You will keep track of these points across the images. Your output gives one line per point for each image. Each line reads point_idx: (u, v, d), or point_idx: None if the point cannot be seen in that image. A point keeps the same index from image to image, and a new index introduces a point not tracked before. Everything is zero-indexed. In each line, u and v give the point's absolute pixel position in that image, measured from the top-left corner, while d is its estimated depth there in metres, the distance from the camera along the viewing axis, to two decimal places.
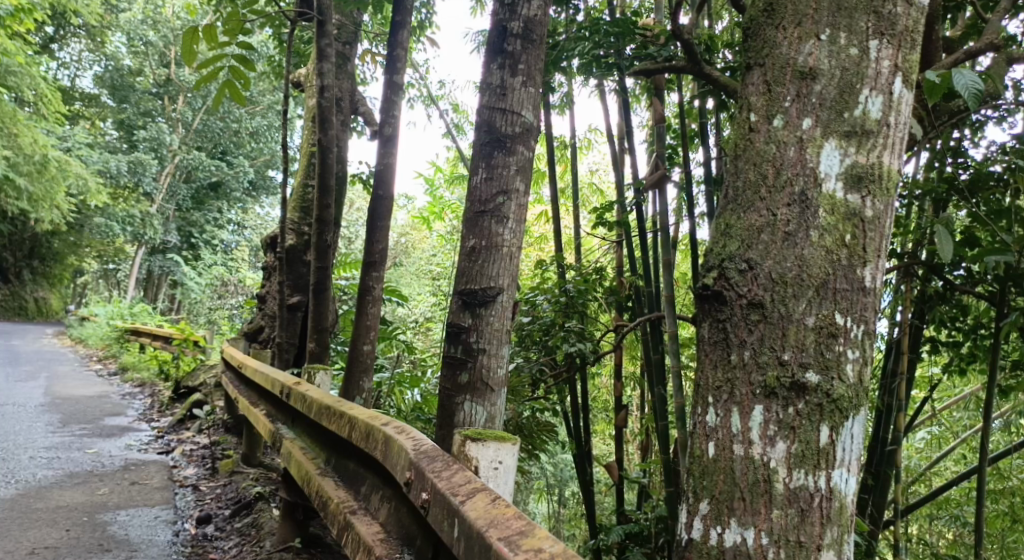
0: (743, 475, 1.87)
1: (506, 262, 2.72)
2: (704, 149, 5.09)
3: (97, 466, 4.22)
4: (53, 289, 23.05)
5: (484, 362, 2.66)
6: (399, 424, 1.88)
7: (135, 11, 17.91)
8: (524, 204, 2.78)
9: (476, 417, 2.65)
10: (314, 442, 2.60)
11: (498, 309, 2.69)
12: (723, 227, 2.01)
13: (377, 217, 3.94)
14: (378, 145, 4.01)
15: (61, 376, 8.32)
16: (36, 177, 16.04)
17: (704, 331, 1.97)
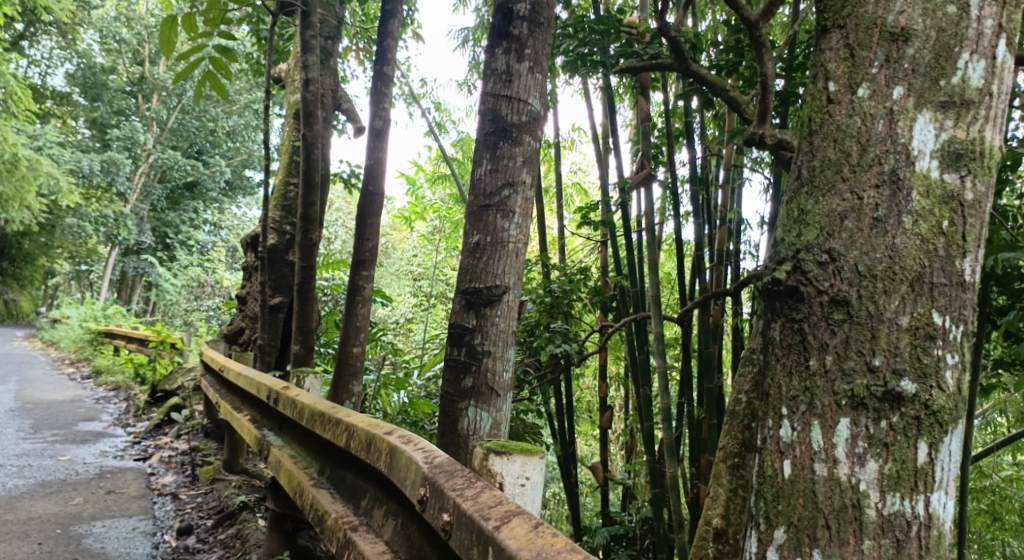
0: (827, 499, 1.53)
1: (511, 260, 2.66)
2: (691, 148, 5.06)
3: (71, 474, 4.09)
4: (23, 291, 22.66)
5: (489, 364, 2.59)
6: (404, 433, 1.80)
7: (109, 7, 17.59)
8: (529, 198, 2.73)
9: (481, 423, 2.57)
10: (305, 450, 2.52)
11: (504, 310, 2.62)
12: (796, 213, 1.68)
13: (367, 212, 3.87)
14: (369, 139, 3.94)
15: (32, 379, 8.15)
16: (6, 177, 15.68)
17: (776, 332, 1.65)
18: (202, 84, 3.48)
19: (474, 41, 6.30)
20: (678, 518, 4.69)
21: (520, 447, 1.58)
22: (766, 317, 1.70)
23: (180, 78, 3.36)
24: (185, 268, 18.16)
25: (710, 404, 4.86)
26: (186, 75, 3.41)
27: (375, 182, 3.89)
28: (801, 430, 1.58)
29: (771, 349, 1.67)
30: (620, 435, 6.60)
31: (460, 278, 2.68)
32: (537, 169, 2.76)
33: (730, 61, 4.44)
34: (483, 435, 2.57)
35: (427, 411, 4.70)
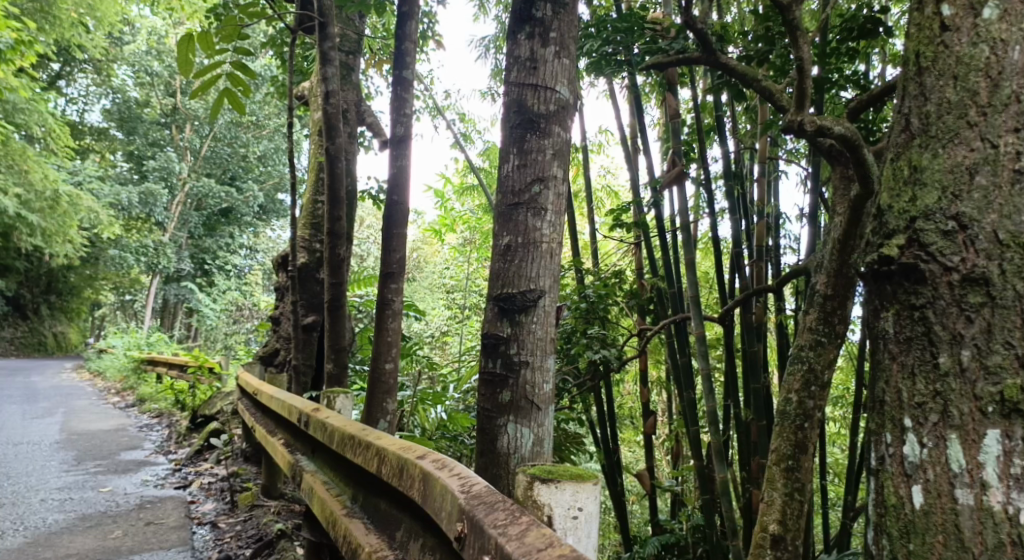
0: (975, 534, 1.79)
1: (545, 261, 2.57)
2: (721, 142, 4.92)
3: (111, 506, 4.09)
4: (71, 323, 23.21)
5: (526, 375, 2.50)
6: (438, 457, 1.73)
7: (139, 42, 18.02)
8: (561, 192, 2.64)
9: (523, 440, 2.48)
10: (337, 476, 2.46)
11: (540, 317, 2.54)
12: (911, 165, 2.00)
13: (393, 222, 3.82)
14: (392, 147, 3.90)
15: (80, 410, 8.29)
16: (48, 213, 16.40)
17: (898, 311, 1.96)
18: (221, 101, 3.46)
19: (495, 48, 6.25)
20: (731, 524, 4.56)
21: (570, 473, 1.67)
22: (881, 298, 2.01)
23: (199, 94, 3.35)
24: (223, 292, 18.42)
25: (757, 405, 4.72)
26: (204, 92, 3.39)
27: (399, 190, 3.85)
28: (931, 447, 1.88)
29: (887, 339, 2.00)
30: (665, 440, 6.46)
31: (493, 284, 2.60)
32: (568, 163, 2.67)
33: (760, 52, 4.32)
34: (525, 452, 2.48)
35: (465, 425, 4.63)
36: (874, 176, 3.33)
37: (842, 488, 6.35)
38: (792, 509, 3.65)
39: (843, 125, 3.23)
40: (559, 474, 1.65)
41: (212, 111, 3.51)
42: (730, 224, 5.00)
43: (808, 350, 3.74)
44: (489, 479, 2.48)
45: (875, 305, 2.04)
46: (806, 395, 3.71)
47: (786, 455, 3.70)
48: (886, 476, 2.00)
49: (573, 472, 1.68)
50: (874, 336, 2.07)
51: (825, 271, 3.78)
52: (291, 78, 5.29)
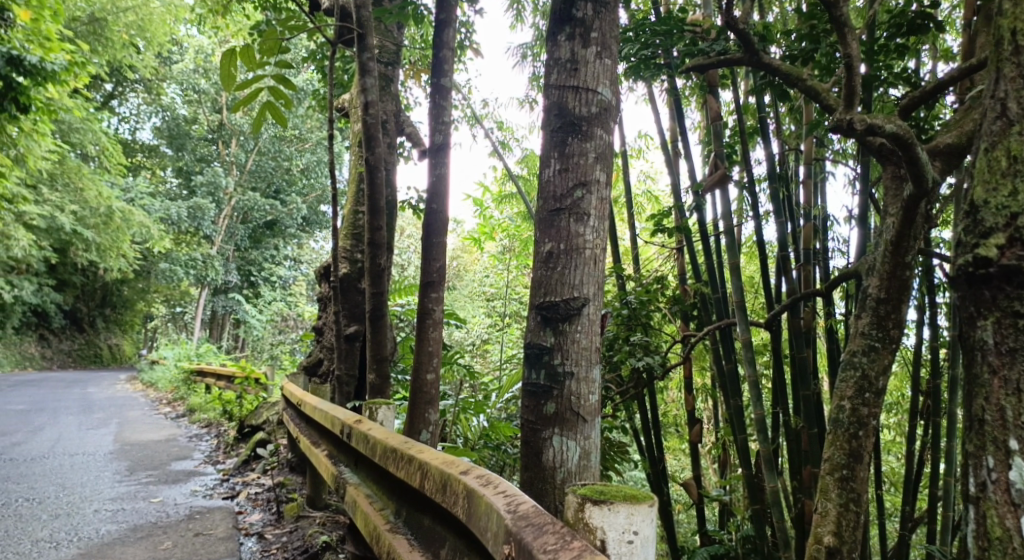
0: None
1: (588, 268, 2.53)
2: (765, 144, 4.82)
3: (162, 517, 4.16)
4: (125, 336, 23.88)
5: (571, 386, 2.47)
6: (482, 473, 1.72)
7: (187, 61, 18.51)
8: (604, 196, 2.60)
9: (569, 454, 2.44)
10: (380, 489, 2.46)
11: (585, 325, 2.50)
12: (1009, 157, 2.44)
13: (433, 230, 3.82)
14: (431, 155, 3.90)
15: (133, 420, 8.49)
16: (103, 228, 16.98)
17: (1000, 311, 2.42)
18: (263, 114, 3.50)
19: (533, 56, 6.24)
20: (783, 535, 4.43)
21: (624, 494, 1.67)
22: (980, 304, 2.47)
23: (241, 108, 3.40)
24: (269, 303, 18.74)
25: (807, 413, 4.59)
26: (247, 105, 3.44)
27: (438, 199, 3.85)
28: None
29: (986, 348, 2.45)
30: (711, 448, 6.34)
31: (535, 292, 2.57)
32: (611, 166, 2.63)
33: (806, 51, 4.22)
34: (572, 465, 2.44)
35: (508, 434, 4.60)
36: (926, 174, 3.23)
37: (898, 497, 6.14)
38: (846, 520, 3.53)
39: (895, 124, 3.13)
40: (615, 493, 1.67)
41: (254, 124, 3.55)
42: (775, 227, 4.89)
43: (861, 356, 3.63)
44: (535, 492, 2.45)
45: (972, 313, 2.50)
46: (860, 402, 3.61)
47: (840, 465, 3.60)
48: (991, 507, 2.43)
49: (627, 492, 1.68)
50: (969, 346, 2.52)
51: (876, 274, 3.66)
52: (331, 91, 5.36)
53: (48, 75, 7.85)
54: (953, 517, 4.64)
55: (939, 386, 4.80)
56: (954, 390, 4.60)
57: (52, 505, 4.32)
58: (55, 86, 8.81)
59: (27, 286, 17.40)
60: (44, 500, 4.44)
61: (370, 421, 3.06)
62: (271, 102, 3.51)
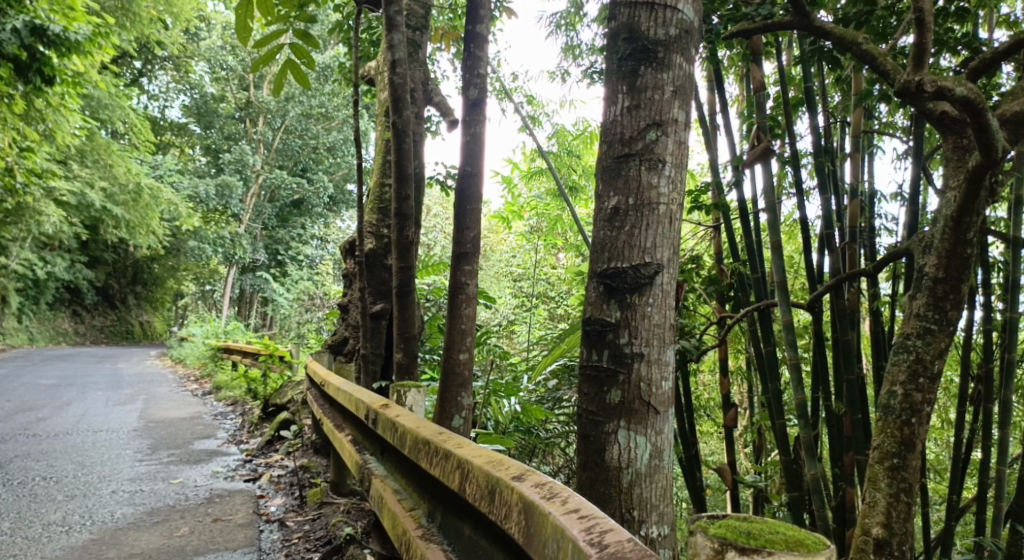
0: None
1: (661, 230, 2.34)
2: (809, 114, 4.54)
3: (180, 500, 4.09)
4: (156, 313, 24.14)
5: (640, 371, 2.29)
6: (543, 484, 1.56)
7: (214, 37, 18.46)
8: (681, 139, 2.41)
9: (638, 450, 2.28)
10: (409, 484, 2.32)
11: (656, 296, 2.32)
12: None
13: (467, 195, 3.66)
14: (465, 112, 3.72)
15: (160, 397, 8.50)
16: (132, 206, 17.11)
17: None
18: (283, 73, 3.33)
19: (566, 26, 6.02)
20: (823, 523, 4.26)
21: (789, 540, 1.71)
22: None
23: (260, 66, 3.24)
24: (296, 282, 18.81)
25: (851, 398, 4.37)
26: (265, 64, 3.26)
27: (473, 161, 3.68)
28: None
29: None
30: (746, 433, 6.14)
31: (598, 255, 2.39)
32: (689, 101, 2.43)
33: (859, 13, 3.98)
34: (641, 465, 2.27)
35: (540, 418, 4.44)
36: (998, 142, 3.00)
37: (941, 485, 5.92)
38: (897, 511, 3.33)
39: (965, 86, 2.89)
40: (765, 535, 1.71)
41: (275, 83, 3.39)
42: (820, 203, 4.63)
43: (914, 338, 3.42)
44: (597, 492, 2.28)
45: None
46: (913, 388, 3.39)
47: (890, 453, 3.40)
48: None
49: (790, 536, 1.72)
50: None
51: (935, 251, 3.42)
52: (357, 60, 5.19)
53: (73, 47, 7.87)
54: (1004, 508, 4.41)
55: (991, 371, 4.55)
56: (1009, 375, 4.34)
57: (69, 485, 4.27)
58: (81, 60, 8.78)
59: (59, 263, 17.63)
60: (62, 479, 4.39)
61: (399, 405, 2.92)
62: (291, 60, 3.34)
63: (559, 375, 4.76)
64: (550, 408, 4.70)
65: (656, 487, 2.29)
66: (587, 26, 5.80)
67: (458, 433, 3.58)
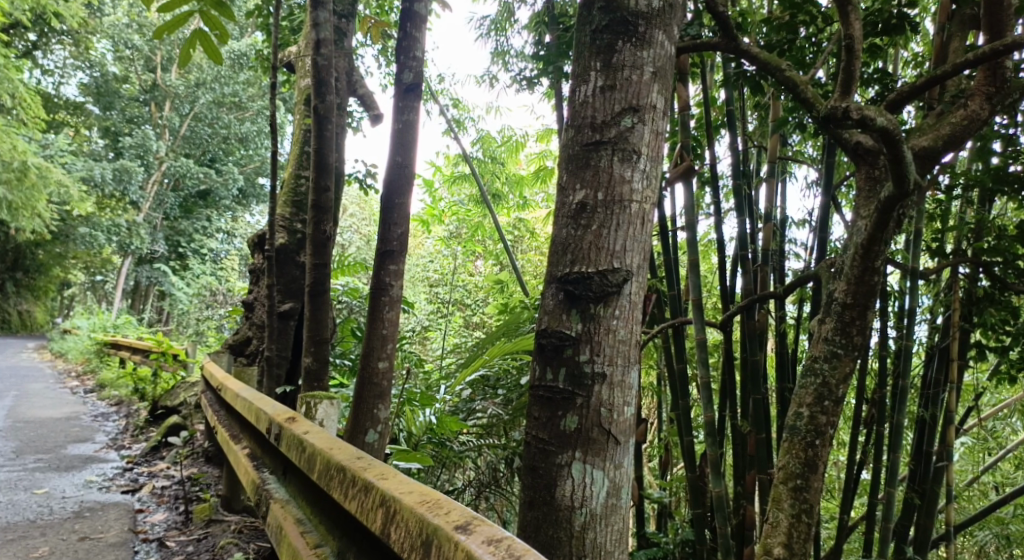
0: None
1: (631, 234, 2.20)
2: (731, 135, 4.58)
3: (43, 514, 3.71)
4: (38, 302, 22.46)
5: (602, 395, 2.14)
6: (490, 540, 1.44)
7: (120, 14, 17.42)
8: (659, 128, 2.28)
9: (592, 481, 2.12)
10: (314, 513, 2.14)
11: (622, 308, 2.19)
12: None
13: (397, 185, 3.50)
14: (398, 96, 3.56)
15: (34, 395, 7.83)
16: (15, 186, 15.43)
17: None
18: (191, 44, 3.02)
19: (496, 30, 5.94)
20: (725, 542, 4.28)
21: None
22: None
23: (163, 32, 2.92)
24: (196, 277, 17.91)
25: (757, 417, 4.43)
26: (169, 31, 2.95)
27: (405, 151, 3.53)
28: None
29: None
30: (653, 448, 6.18)
31: (559, 258, 2.23)
32: (668, 85, 2.31)
33: (782, 40, 4.11)
34: (596, 506, 2.12)
35: (454, 431, 4.26)
36: (911, 174, 3.08)
37: (834, 504, 6.12)
38: (798, 532, 3.37)
39: (885, 117, 2.95)
40: None
41: (183, 56, 3.09)
42: (736, 225, 4.69)
43: (822, 362, 3.48)
44: (545, 535, 2.11)
45: None
46: (818, 410, 3.45)
47: (794, 474, 3.45)
48: None
49: None
50: None
51: (846, 278, 3.48)
52: (276, 46, 4.93)
53: None
54: (891, 528, 4.57)
55: (886, 396, 4.72)
56: (903, 400, 4.49)
57: None
58: None
59: None
60: None
61: (309, 418, 2.72)
62: (202, 30, 3.04)
63: (475, 386, 4.74)
64: (464, 418, 4.65)
65: (612, 530, 2.14)
66: (518, 32, 5.74)
67: (371, 449, 3.37)
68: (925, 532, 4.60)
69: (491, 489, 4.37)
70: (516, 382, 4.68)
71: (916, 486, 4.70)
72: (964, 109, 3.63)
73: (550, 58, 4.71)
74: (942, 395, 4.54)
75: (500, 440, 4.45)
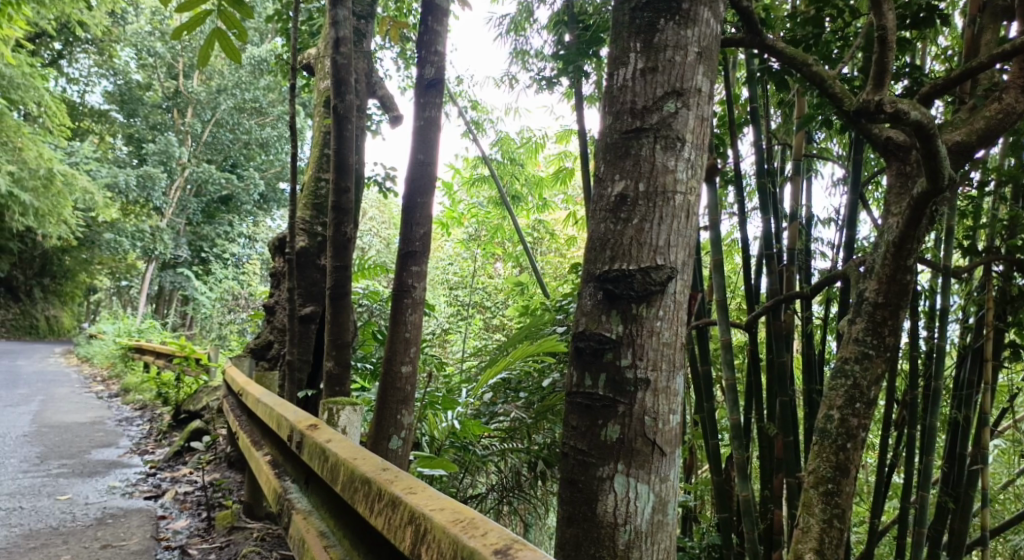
0: None
1: (674, 228, 2.15)
2: (756, 131, 4.49)
3: (66, 521, 3.71)
4: (64, 307, 22.78)
5: (645, 402, 2.08)
6: None
7: (142, 22, 17.61)
8: (703, 114, 2.23)
9: (634, 492, 2.06)
10: (338, 524, 2.11)
11: (666, 310, 2.13)
12: None
13: (421, 182, 3.46)
14: (420, 93, 3.53)
15: (60, 399, 7.91)
16: (41, 192, 15.73)
17: None
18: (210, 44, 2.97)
19: (515, 30, 5.89)
20: (752, 547, 4.20)
21: None
22: None
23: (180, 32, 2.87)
24: (219, 281, 18.06)
25: (783, 419, 4.33)
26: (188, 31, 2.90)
27: (427, 148, 3.50)
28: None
29: None
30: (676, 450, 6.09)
31: (597, 255, 2.17)
32: (714, 67, 2.25)
33: (808, 34, 4.01)
34: (641, 523, 2.06)
35: (477, 435, 4.23)
36: (946, 170, 2.98)
37: (863, 508, 5.99)
38: (830, 537, 3.28)
39: (920, 110, 2.87)
40: None
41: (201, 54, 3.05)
42: (762, 223, 4.60)
43: (853, 363, 3.39)
44: (587, 551, 2.04)
45: None
46: (849, 412, 3.37)
47: (825, 478, 3.36)
48: None
49: None
50: None
51: (877, 277, 3.39)
52: (296, 49, 4.92)
53: None
54: (923, 533, 4.46)
55: (917, 398, 4.61)
56: (935, 402, 4.38)
57: None
58: None
59: None
60: None
61: (331, 425, 2.69)
62: (220, 28, 2.99)
63: (496, 389, 4.71)
64: (486, 421, 4.55)
65: (658, 548, 2.08)
66: (538, 31, 5.69)
67: (396, 456, 3.34)
68: (958, 539, 4.47)
69: (515, 493, 4.31)
70: (538, 385, 4.69)
71: (950, 490, 4.57)
72: (998, 102, 3.53)
73: (571, 58, 4.68)
74: (976, 396, 4.41)
75: (523, 443, 4.43)
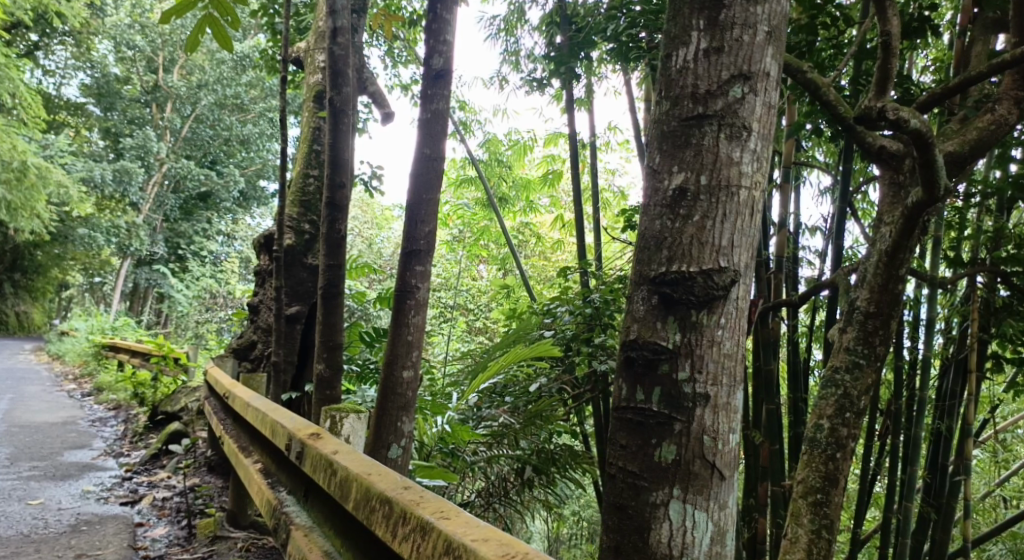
0: None
1: (741, 224, 1.85)
2: None
3: (37, 527, 3.58)
4: (35, 303, 22.33)
5: (704, 419, 1.78)
6: None
7: (122, 15, 17.35)
8: (771, 102, 1.92)
9: (691, 523, 1.74)
10: (346, 542, 2.01)
11: (727, 317, 1.83)
12: None
13: (427, 179, 3.38)
14: (426, 84, 3.44)
15: (30, 397, 7.72)
16: (14, 185, 15.30)
17: None
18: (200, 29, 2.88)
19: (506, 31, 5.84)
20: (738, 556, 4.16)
21: None
22: None
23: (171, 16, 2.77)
24: (196, 279, 17.82)
25: (770, 427, 4.30)
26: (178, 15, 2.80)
27: (433, 142, 3.40)
28: None
29: None
30: None
31: (651, 255, 1.86)
32: (783, 48, 1.96)
33: (801, 41, 3.99)
34: (698, 556, 1.74)
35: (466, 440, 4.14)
36: (942, 179, 2.96)
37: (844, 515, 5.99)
38: (818, 548, 3.24)
39: (920, 118, 2.82)
40: None
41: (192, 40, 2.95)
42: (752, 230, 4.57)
43: (843, 373, 3.36)
44: None
45: None
46: (839, 422, 3.33)
47: (814, 488, 3.31)
48: None
49: None
50: None
51: (869, 287, 3.37)
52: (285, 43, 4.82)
53: None
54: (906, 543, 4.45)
55: (902, 407, 4.60)
56: (920, 413, 4.37)
57: None
58: None
59: None
60: None
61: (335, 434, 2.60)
62: (212, 15, 2.89)
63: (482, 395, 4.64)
64: (474, 425, 4.42)
65: None
66: (530, 33, 5.65)
67: (394, 465, 3.27)
68: (940, 550, 4.46)
69: (500, 500, 4.25)
70: (524, 391, 4.67)
71: (934, 500, 4.56)
72: (991, 114, 3.53)
73: (562, 59, 4.64)
74: (959, 407, 4.38)
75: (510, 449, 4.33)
